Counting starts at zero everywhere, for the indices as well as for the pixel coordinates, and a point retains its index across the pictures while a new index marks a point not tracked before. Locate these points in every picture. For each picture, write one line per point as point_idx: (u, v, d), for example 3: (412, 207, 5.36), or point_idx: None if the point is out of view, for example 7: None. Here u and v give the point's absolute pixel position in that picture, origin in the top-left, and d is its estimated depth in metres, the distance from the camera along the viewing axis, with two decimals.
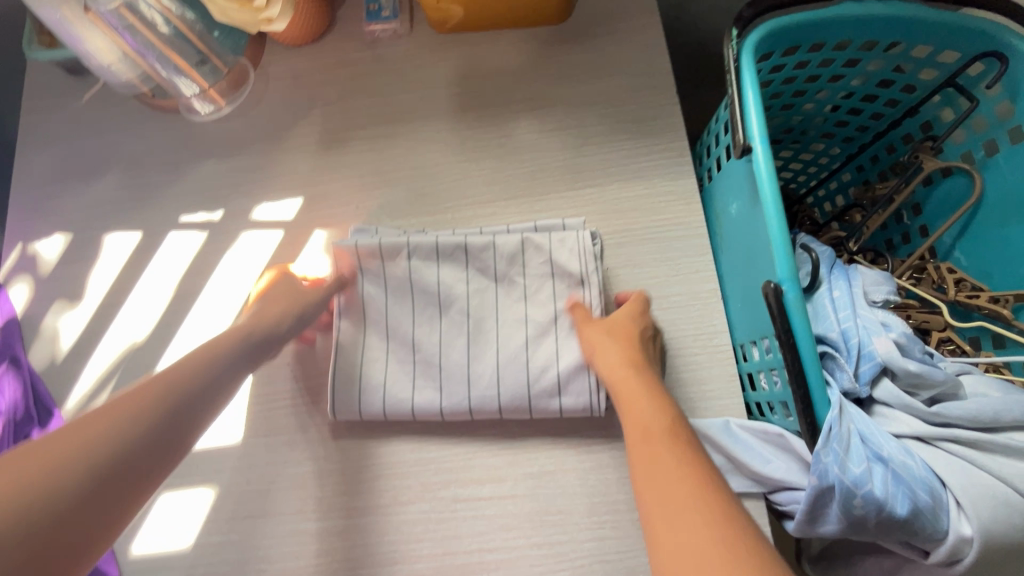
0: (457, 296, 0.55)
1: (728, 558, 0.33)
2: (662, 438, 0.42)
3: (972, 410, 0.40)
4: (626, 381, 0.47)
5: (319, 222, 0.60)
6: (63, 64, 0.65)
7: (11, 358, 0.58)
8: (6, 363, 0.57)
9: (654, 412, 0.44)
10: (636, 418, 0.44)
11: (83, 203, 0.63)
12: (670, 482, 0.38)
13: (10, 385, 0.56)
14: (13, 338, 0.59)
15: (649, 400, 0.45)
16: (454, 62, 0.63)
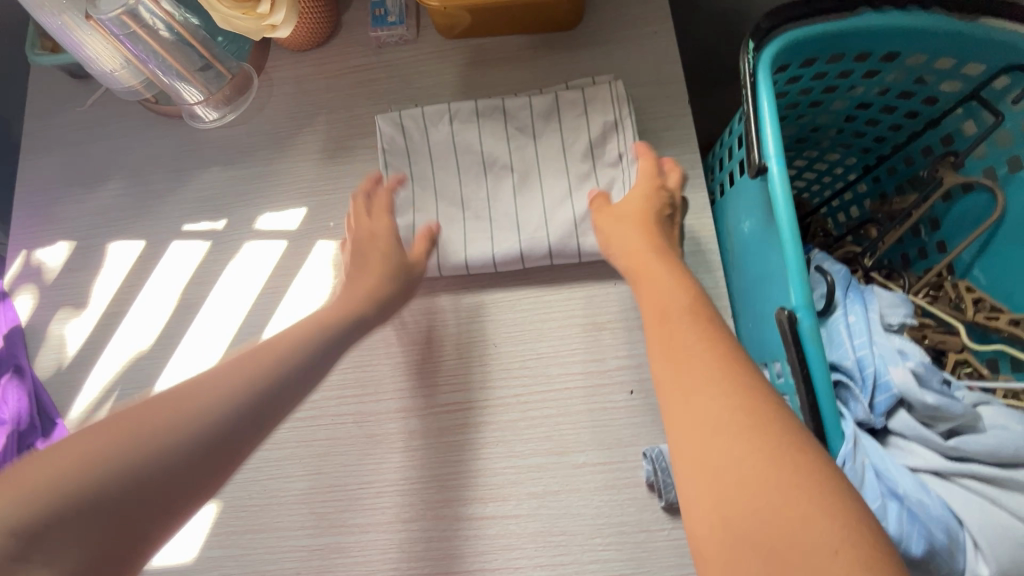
0: (480, 219, 0.55)
1: (759, 454, 0.31)
2: (677, 318, 0.41)
3: (992, 444, 0.39)
4: (642, 265, 0.47)
5: (323, 232, 0.59)
6: (66, 68, 0.65)
7: (15, 367, 0.58)
8: (11, 371, 0.58)
9: (671, 290, 0.43)
10: (654, 301, 0.43)
11: (88, 210, 0.63)
12: (696, 377, 0.36)
13: (15, 393, 0.57)
14: (18, 347, 0.59)
15: (665, 284, 0.44)
16: (461, 69, 0.62)
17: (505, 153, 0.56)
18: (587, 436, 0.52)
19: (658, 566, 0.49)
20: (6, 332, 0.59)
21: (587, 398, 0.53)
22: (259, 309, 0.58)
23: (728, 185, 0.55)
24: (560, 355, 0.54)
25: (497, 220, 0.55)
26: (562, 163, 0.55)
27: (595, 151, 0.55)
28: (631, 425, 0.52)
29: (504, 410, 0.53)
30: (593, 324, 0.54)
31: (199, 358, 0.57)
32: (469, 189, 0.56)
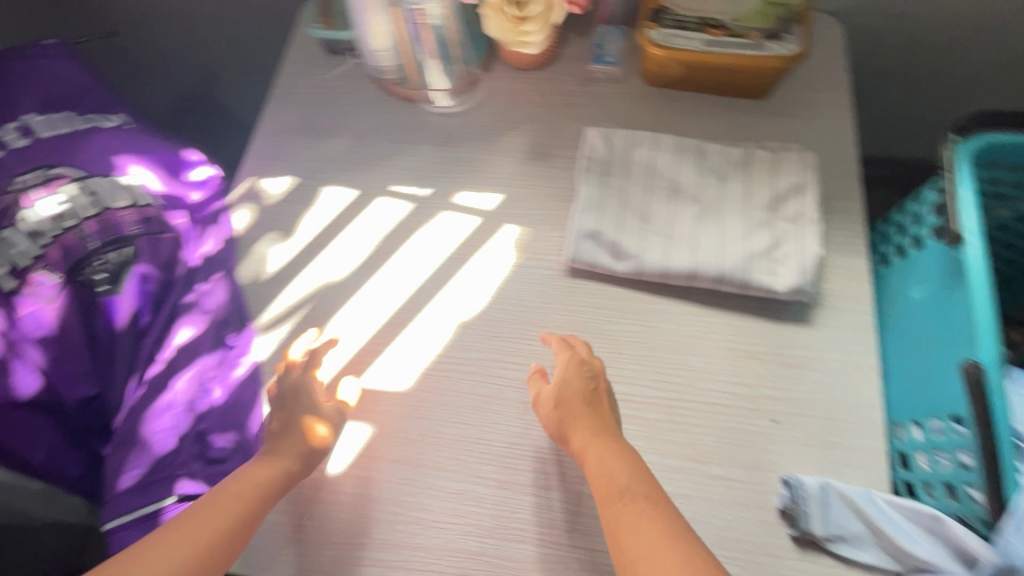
0: (657, 241, 0.61)
1: None
2: (613, 502, 0.46)
3: None
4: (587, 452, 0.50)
5: (513, 218, 0.67)
6: (328, 43, 0.78)
7: (226, 269, 0.66)
8: (222, 272, 0.66)
9: (618, 467, 0.48)
10: (600, 481, 0.48)
11: (313, 156, 0.73)
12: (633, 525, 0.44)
13: (221, 289, 0.65)
14: (231, 253, 0.67)
15: (595, 452, 0.49)
16: (657, 110, 0.71)
17: (695, 184, 0.63)
18: (724, 450, 0.55)
19: None
20: (224, 237, 0.68)
21: (731, 416, 0.56)
22: (443, 269, 0.65)
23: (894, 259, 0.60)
24: (709, 371, 0.58)
25: (678, 235, 0.61)
26: (745, 202, 0.62)
27: (775, 205, 0.62)
28: (769, 451, 0.55)
29: (650, 409, 0.57)
30: (745, 352, 0.58)
31: (381, 300, 0.64)
32: (655, 205, 0.63)
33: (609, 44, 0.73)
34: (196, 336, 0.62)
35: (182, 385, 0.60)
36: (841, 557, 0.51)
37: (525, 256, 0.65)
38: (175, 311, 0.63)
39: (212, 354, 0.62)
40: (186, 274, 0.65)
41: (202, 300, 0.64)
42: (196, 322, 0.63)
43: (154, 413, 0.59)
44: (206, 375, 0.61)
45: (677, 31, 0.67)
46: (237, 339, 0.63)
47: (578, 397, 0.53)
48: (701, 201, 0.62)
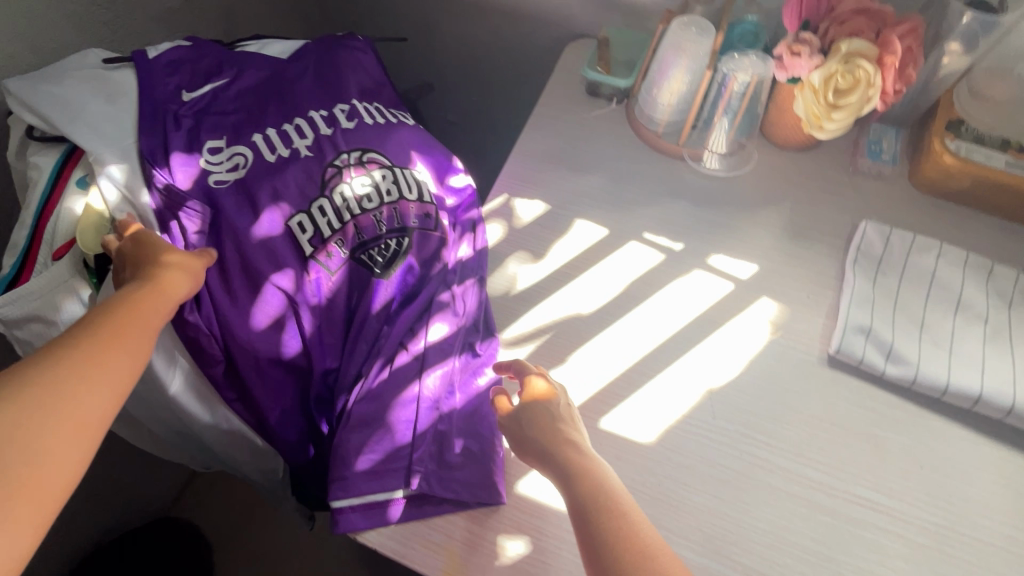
0: (938, 355, 0.58)
1: None
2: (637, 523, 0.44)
3: None
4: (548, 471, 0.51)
5: (769, 292, 0.66)
6: (594, 85, 0.81)
7: (479, 278, 0.67)
8: (475, 279, 0.67)
9: (575, 471, 0.48)
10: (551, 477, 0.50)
11: (566, 187, 0.75)
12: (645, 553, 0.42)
13: (474, 296, 0.65)
14: (484, 263, 0.69)
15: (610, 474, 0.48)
16: (932, 215, 0.68)
17: (982, 303, 0.60)
18: None
19: None
20: (479, 247, 0.69)
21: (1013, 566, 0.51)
22: (692, 327, 0.64)
23: None
24: (985, 507, 0.54)
25: (962, 352, 0.58)
26: None
27: None
28: None
29: (918, 532, 0.53)
30: None
31: (626, 345, 0.63)
32: (935, 315, 0.61)
33: (884, 142, 0.72)
34: (449, 336, 0.62)
35: (432, 383, 0.60)
36: None
37: (781, 334, 0.63)
38: (431, 307, 0.63)
39: (460, 356, 0.62)
40: (445, 274, 0.65)
41: (456, 303, 0.64)
42: (449, 322, 0.63)
43: (400, 403, 0.58)
44: (453, 377, 0.61)
45: (975, 145, 0.66)
46: (483, 348, 0.63)
47: (530, 429, 0.52)
48: (990, 324, 0.59)
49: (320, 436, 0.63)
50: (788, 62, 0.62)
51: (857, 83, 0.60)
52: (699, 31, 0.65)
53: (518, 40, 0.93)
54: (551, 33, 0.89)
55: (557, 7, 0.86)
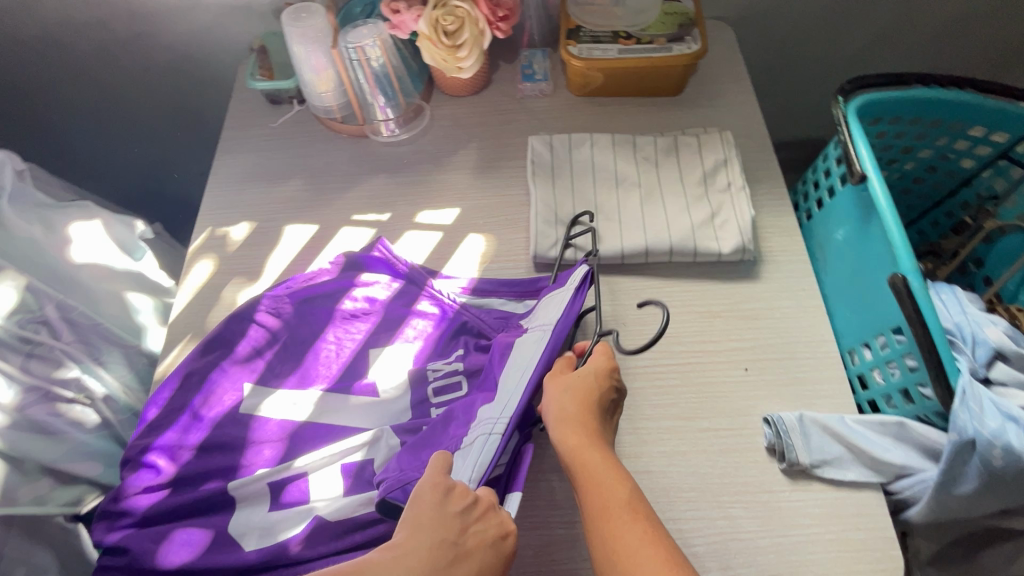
0: (611, 226, 0.66)
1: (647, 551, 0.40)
2: (617, 518, 0.42)
3: None
4: (573, 427, 0.48)
5: (474, 228, 0.70)
6: (269, 94, 0.81)
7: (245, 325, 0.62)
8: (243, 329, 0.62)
9: (575, 399, 0.50)
10: (558, 420, 0.49)
11: (268, 200, 0.74)
12: (639, 561, 0.40)
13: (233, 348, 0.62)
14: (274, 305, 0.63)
15: (599, 460, 0.46)
16: (589, 116, 0.77)
17: (634, 171, 0.69)
18: (707, 405, 0.59)
19: (786, 524, 0.53)
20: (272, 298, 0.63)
21: (706, 373, 0.60)
22: None
23: (815, 211, 0.68)
24: (679, 335, 0.62)
25: (628, 218, 0.67)
26: (681, 181, 0.69)
27: (707, 180, 0.68)
28: (748, 397, 0.59)
29: (632, 379, 0.60)
30: (708, 312, 0.63)
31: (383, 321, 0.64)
32: (603, 196, 0.69)
33: (535, 64, 0.80)
34: (167, 410, 0.59)
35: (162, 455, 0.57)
36: (829, 480, 0.54)
37: (490, 261, 0.68)
38: (174, 381, 0.59)
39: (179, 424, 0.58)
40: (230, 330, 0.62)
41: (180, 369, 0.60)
42: (162, 395, 0.59)
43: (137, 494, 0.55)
44: (183, 443, 0.58)
45: (593, 45, 0.74)
46: (198, 399, 0.59)
47: (565, 391, 0.50)
48: (643, 186, 0.69)
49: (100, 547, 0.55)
50: (397, 20, 0.67)
51: (462, 22, 0.66)
52: (309, 15, 0.68)
53: (187, 73, 0.89)
54: (214, 56, 0.87)
55: (203, 30, 0.83)
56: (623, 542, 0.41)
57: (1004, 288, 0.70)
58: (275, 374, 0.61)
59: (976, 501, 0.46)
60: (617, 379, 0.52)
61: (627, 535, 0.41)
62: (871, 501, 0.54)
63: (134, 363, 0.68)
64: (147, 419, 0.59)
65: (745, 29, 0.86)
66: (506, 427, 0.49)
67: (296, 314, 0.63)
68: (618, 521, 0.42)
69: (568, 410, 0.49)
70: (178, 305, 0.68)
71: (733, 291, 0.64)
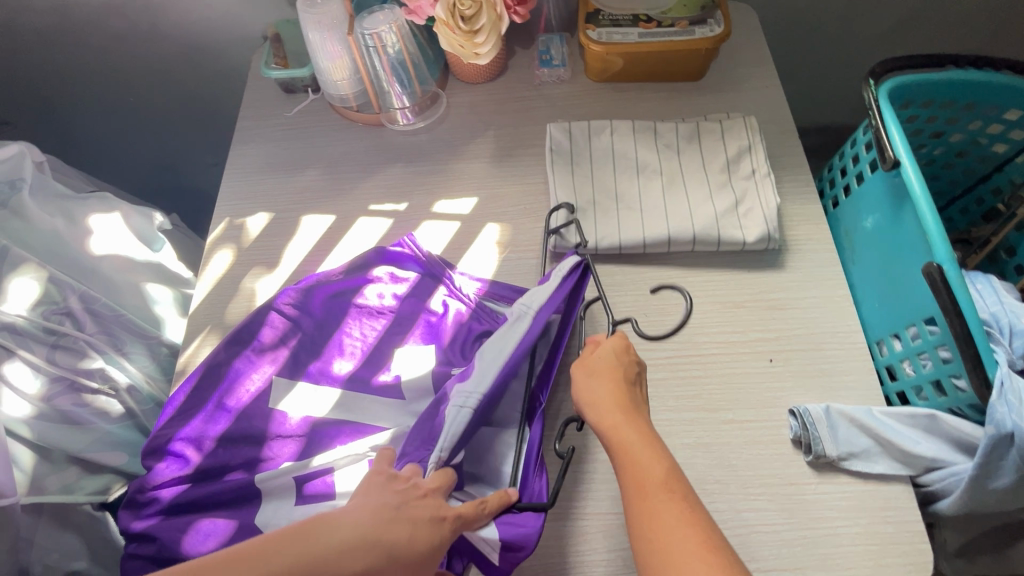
0: (631, 214, 0.65)
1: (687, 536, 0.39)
2: (653, 494, 0.42)
3: None
4: (613, 414, 0.47)
5: (493, 218, 0.69)
6: (284, 83, 0.80)
7: (268, 318, 0.62)
8: (266, 322, 0.62)
9: (604, 382, 0.50)
10: (594, 405, 0.49)
11: (285, 190, 0.74)
12: (679, 540, 0.39)
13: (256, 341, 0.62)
14: (298, 301, 0.63)
15: (637, 443, 0.45)
16: (608, 102, 0.76)
17: (656, 159, 0.68)
18: (732, 396, 0.58)
19: (813, 517, 0.52)
20: (295, 291, 0.63)
21: (731, 364, 0.59)
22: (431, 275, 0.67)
23: (842, 198, 0.66)
24: (702, 325, 0.61)
25: (649, 207, 0.65)
26: (705, 168, 0.67)
27: (731, 167, 0.67)
28: (773, 389, 0.58)
29: (655, 370, 0.59)
30: (731, 303, 0.62)
31: (401, 314, 0.63)
32: (624, 184, 0.67)
33: (552, 49, 0.78)
34: (194, 398, 0.59)
35: (187, 447, 0.58)
36: (857, 473, 0.54)
37: (509, 251, 0.67)
38: (197, 372, 0.60)
39: (203, 413, 0.59)
40: (254, 323, 0.62)
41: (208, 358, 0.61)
42: (189, 382, 0.60)
43: (162, 483, 0.56)
44: (206, 434, 0.58)
45: (613, 29, 0.73)
46: (223, 392, 0.59)
47: (594, 371, 0.51)
48: (665, 174, 0.67)
49: (129, 535, 0.56)
50: (413, 6, 0.65)
51: (480, 6, 0.65)
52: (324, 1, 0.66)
53: (201, 61, 0.88)
54: (228, 44, 0.86)
55: (217, 18, 0.82)
56: (666, 527, 0.40)
57: None
58: (297, 363, 0.61)
59: (1014, 495, 0.45)
60: (635, 355, 0.53)
61: (665, 512, 0.41)
62: (900, 494, 0.53)
63: (157, 354, 0.68)
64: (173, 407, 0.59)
65: (768, 10, 0.83)
66: (477, 401, 0.50)
67: (314, 306, 0.63)
68: (656, 497, 0.42)
69: (598, 393, 0.49)
70: (198, 297, 0.68)
71: (757, 280, 0.63)
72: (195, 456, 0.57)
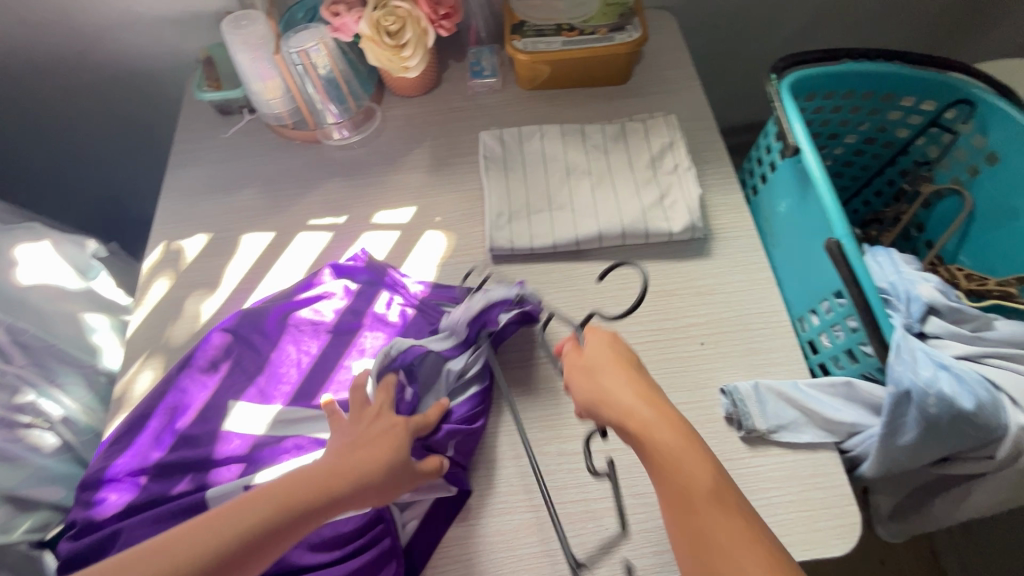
0: (564, 213, 0.68)
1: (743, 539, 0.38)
2: (701, 500, 0.39)
3: (1006, 334, 0.50)
4: (637, 420, 0.44)
5: (431, 224, 0.71)
6: (218, 105, 0.80)
7: (213, 345, 0.62)
8: (210, 350, 0.62)
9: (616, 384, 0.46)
10: (618, 410, 0.45)
11: (223, 210, 0.74)
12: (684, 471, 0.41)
13: (199, 370, 0.61)
14: (241, 326, 0.63)
15: (671, 444, 0.42)
16: (539, 108, 0.79)
17: (585, 160, 0.71)
18: (667, 380, 0.60)
19: (747, 490, 0.55)
20: (238, 316, 0.63)
21: (666, 350, 0.62)
22: None
23: (760, 186, 0.70)
24: (635, 315, 0.64)
25: (580, 206, 0.68)
26: (631, 165, 0.70)
27: (656, 163, 0.70)
28: (705, 370, 0.60)
29: None
30: (663, 291, 0.65)
31: (349, 323, 0.63)
32: (556, 185, 0.70)
33: (483, 60, 0.81)
34: (137, 430, 0.58)
35: (126, 478, 0.56)
36: (786, 444, 0.56)
37: (449, 256, 0.68)
38: (139, 404, 0.59)
39: (144, 443, 0.57)
40: (199, 351, 0.62)
41: (152, 390, 0.60)
42: (131, 415, 0.59)
43: (100, 515, 0.54)
44: (146, 463, 0.56)
45: (538, 38, 0.75)
46: (165, 421, 0.59)
47: (597, 371, 0.48)
48: (594, 173, 0.70)
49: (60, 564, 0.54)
50: (338, 23, 0.67)
51: (404, 22, 0.67)
52: (249, 22, 0.67)
53: (135, 87, 0.88)
54: (161, 70, 0.86)
55: (146, 44, 0.82)
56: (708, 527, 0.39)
57: (945, 249, 0.74)
58: (245, 379, 0.61)
59: (920, 450, 0.47)
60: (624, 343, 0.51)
61: (659, 447, 0.42)
62: (826, 461, 0.56)
63: (94, 383, 0.67)
64: (112, 440, 0.58)
65: (687, 17, 0.88)
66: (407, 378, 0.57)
67: (254, 324, 0.63)
68: (649, 438, 0.42)
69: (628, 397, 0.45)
70: (135, 321, 0.67)
71: (686, 269, 0.66)
72: (134, 487, 0.55)
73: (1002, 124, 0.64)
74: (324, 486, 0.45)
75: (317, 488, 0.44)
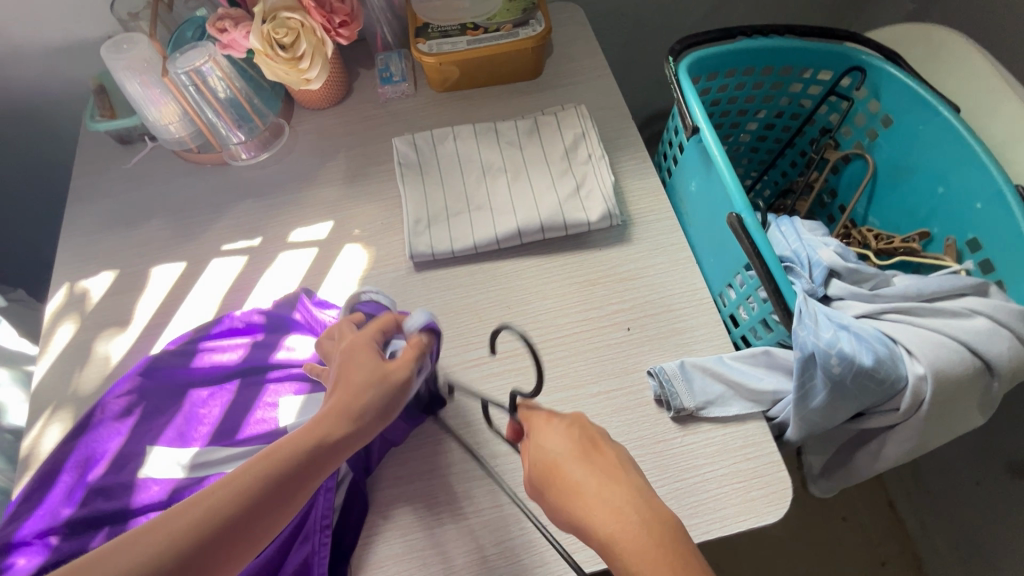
0: (482, 213, 0.67)
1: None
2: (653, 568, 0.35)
3: (904, 289, 0.53)
4: (558, 474, 0.40)
5: (350, 237, 0.69)
6: (116, 135, 0.77)
7: (124, 390, 0.59)
8: (122, 395, 0.58)
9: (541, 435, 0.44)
10: (543, 455, 0.42)
11: (130, 245, 0.71)
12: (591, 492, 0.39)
13: (110, 418, 0.58)
14: (155, 367, 0.60)
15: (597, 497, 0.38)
16: (453, 110, 0.78)
17: (499, 157, 0.70)
18: (596, 369, 0.60)
19: (681, 469, 0.55)
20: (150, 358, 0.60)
21: (594, 340, 0.62)
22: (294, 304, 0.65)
23: (674, 168, 0.71)
24: (561, 308, 0.64)
25: (498, 204, 0.67)
26: (546, 158, 0.70)
27: (570, 154, 0.70)
28: (633, 355, 0.61)
29: (524, 358, 0.61)
30: (587, 281, 0.65)
31: (269, 348, 0.62)
32: (472, 186, 0.69)
33: (392, 66, 0.79)
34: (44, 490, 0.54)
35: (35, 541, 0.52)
36: (716, 419, 0.57)
37: (370, 268, 0.67)
38: (46, 461, 0.56)
39: (54, 503, 0.54)
40: (109, 399, 0.58)
41: (61, 447, 0.57)
42: (37, 475, 0.55)
43: None
44: (55, 523, 0.52)
45: (442, 39, 0.74)
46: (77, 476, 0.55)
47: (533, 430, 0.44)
48: (509, 170, 0.69)
49: None
50: (226, 40, 0.64)
51: (296, 32, 0.65)
52: (131, 45, 0.64)
53: (27, 124, 0.83)
54: (53, 103, 0.81)
55: (31, 79, 0.78)
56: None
57: (856, 212, 0.76)
58: (163, 419, 0.58)
59: (834, 410, 0.49)
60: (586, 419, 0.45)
61: (577, 478, 0.39)
62: (755, 430, 0.57)
63: (1, 443, 0.62)
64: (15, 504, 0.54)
65: (594, 7, 0.88)
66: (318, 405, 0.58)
67: (168, 363, 0.60)
68: (565, 473, 0.40)
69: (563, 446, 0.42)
70: (40, 371, 0.63)
71: (608, 256, 0.66)
72: (43, 550, 0.51)
73: (891, 87, 0.67)
74: (325, 431, 0.43)
75: (320, 433, 0.43)
